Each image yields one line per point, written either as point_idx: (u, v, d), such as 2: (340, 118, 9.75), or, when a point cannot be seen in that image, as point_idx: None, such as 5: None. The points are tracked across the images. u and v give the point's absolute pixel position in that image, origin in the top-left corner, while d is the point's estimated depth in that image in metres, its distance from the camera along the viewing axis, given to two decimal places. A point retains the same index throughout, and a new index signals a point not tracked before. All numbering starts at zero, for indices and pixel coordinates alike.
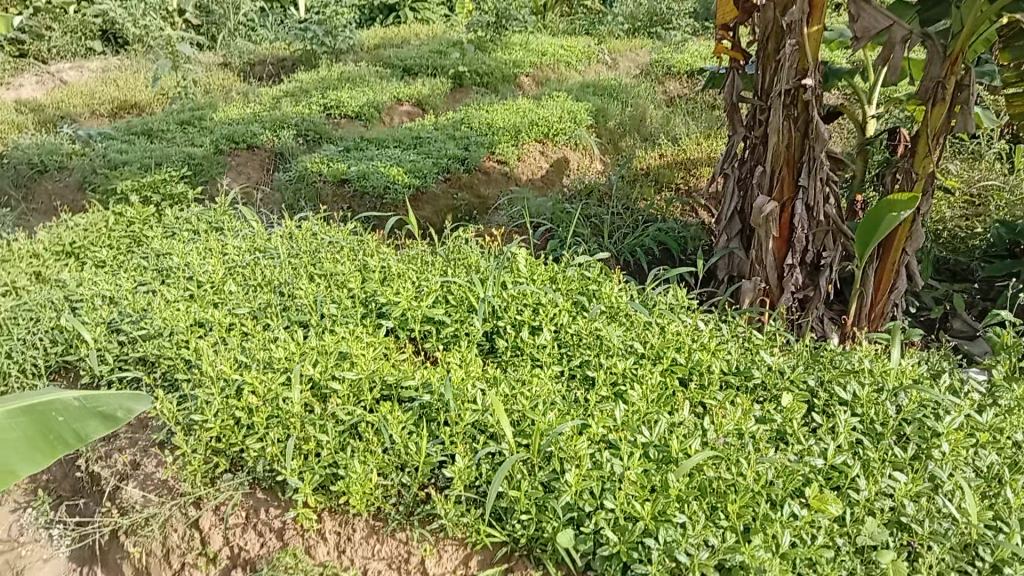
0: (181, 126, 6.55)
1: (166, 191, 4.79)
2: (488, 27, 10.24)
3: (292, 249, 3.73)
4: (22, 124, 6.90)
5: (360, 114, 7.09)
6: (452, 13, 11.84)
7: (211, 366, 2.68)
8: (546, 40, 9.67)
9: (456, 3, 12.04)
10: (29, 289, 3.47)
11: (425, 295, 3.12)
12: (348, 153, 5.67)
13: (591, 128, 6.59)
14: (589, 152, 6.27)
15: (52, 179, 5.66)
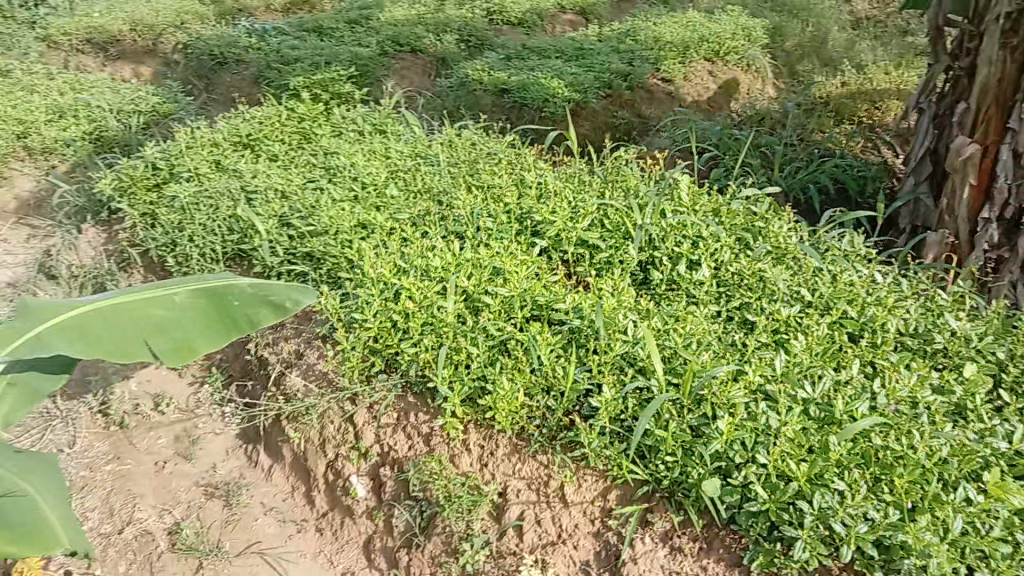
0: (349, 25, 6.65)
1: (334, 90, 4.89)
2: None
3: (452, 157, 3.74)
4: (205, 15, 7.27)
5: (523, 21, 6.97)
6: None
7: (372, 268, 2.77)
8: None
9: None
10: (210, 176, 3.69)
11: (581, 216, 3.04)
12: (510, 62, 5.58)
13: (766, 49, 6.13)
14: (761, 75, 5.84)
15: (232, 71, 5.96)
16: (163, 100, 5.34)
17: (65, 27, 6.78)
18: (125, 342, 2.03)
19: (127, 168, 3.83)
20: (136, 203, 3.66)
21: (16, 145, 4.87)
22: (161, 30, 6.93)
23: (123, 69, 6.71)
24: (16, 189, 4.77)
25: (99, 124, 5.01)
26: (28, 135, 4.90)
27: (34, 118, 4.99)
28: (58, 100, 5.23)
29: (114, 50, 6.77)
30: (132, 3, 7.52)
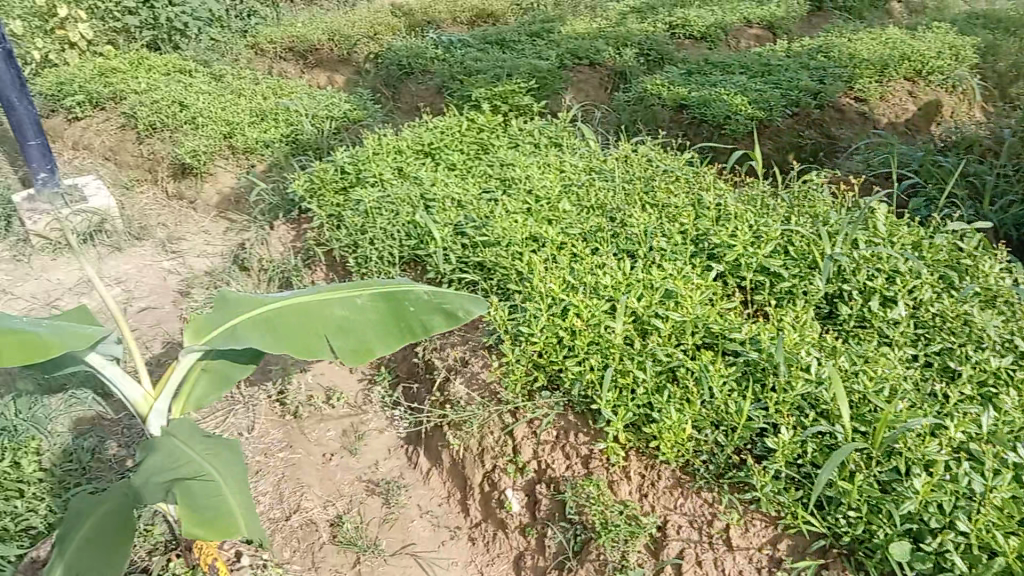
0: (531, 37, 7.04)
1: (513, 101, 4.98)
2: None
3: (627, 172, 3.65)
4: (396, 27, 7.80)
5: (706, 35, 7.27)
6: None
7: (542, 282, 2.75)
8: None
9: None
10: (392, 182, 3.86)
11: (763, 243, 2.85)
12: (691, 77, 5.50)
13: (976, 68, 5.62)
14: (966, 98, 5.40)
15: (417, 81, 6.39)
16: (353, 106, 5.71)
17: (272, 36, 7.59)
18: (309, 338, 2.13)
19: (319, 170, 4.07)
20: (324, 204, 3.88)
21: (224, 144, 5.35)
22: (356, 41, 7.48)
23: (320, 77, 7.28)
24: (220, 186, 5.26)
25: (296, 128, 5.41)
26: (234, 136, 5.38)
27: (241, 120, 5.51)
28: (263, 105, 5.74)
29: (313, 58, 7.40)
30: (333, 16, 8.16)
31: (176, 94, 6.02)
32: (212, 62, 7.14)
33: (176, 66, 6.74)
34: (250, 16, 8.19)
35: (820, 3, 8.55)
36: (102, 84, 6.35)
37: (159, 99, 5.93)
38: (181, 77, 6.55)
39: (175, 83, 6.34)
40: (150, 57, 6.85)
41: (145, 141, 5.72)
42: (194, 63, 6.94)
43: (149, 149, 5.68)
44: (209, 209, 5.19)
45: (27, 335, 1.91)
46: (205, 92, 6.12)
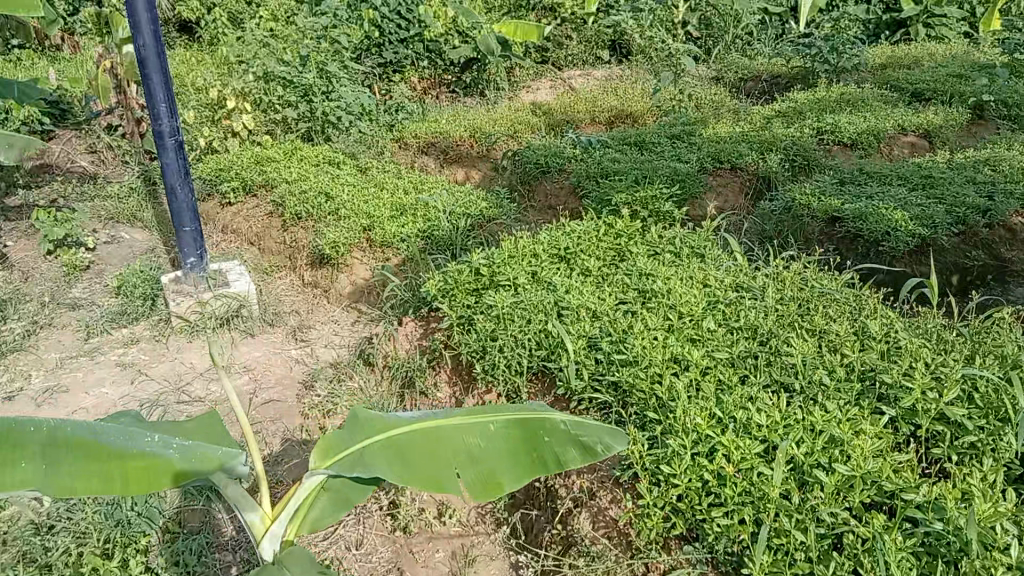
0: (671, 139, 7.07)
1: (653, 208, 4.85)
2: (1012, 65, 9.28)
3: (777, 290, 3.37)
4: (536, 125, 8.05)
5: (857, 141, 6.99)
6: (974, 35, 11.15)
7: (686, 414, 2.50)
8: None
9: (984, 23, 11.02)
10: (527, 288, 3.77)
11: (944, 384, 2.44)
12: (844, 188, 5.23)
13: None
14: None
15: (553, 179, 6.54)
16: (489, 205, 5.77)
17: (417, 130, 7.96)
18: (438, 469, 2.03)
19: (453, 271, 4.03)
20: (455, 304, 3.82)
21: (363, 236, 5.49)
22: (496, 139, 7.71)
23: (459, 172, 7.50)
24: (354, 276, 5.36)
25: (433, 223, 5.48)
26: (372, 229, 5.52)
27: (380, 214, 5.66)
28: (403, 200, 5.89)
29: (453, 154, 7.67)
30: (476, 114, 8.46)
31: (322, 185, 6.31)
32: (360, 155, 7.52)
33: (325, 157, 7.11)
34: (398, 111, 8.70)
35: (982, 112, 8.14)
36: (258, 171, 6.79)
37: (307, 189, 6.22)
38: (330, 168, 6.89)
39: (324, 175, 6.68)
40: (303, 148, 7.27)
41: (290, 230, 5.99)
42: (343, 155, 7.30)
43: (292, 237, 5.94)
44: (342, 299, 5.31)
45: (152, 458, 1.89)
46: (350, 183, 6.39)
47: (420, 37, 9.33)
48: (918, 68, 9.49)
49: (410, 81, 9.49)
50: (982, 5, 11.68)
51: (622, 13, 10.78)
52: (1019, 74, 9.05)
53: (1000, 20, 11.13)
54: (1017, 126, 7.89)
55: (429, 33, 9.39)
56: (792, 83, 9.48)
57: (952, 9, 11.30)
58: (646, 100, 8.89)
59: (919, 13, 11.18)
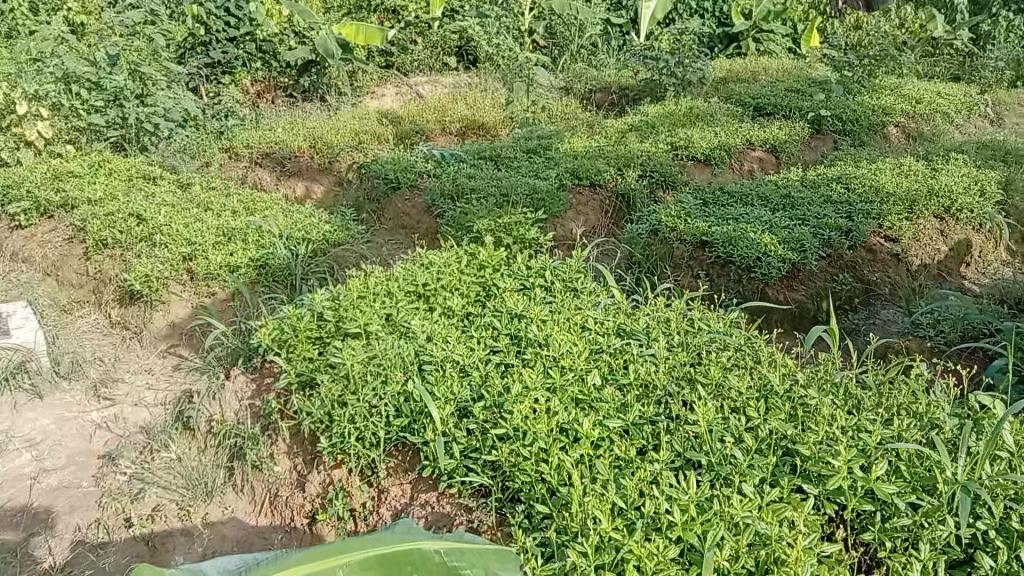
0: (528, 154, 6.72)
1: (518, 234, 4.38)
2: (839, 82, 9.76)
3: (664, 334, 3.03)
4: (383, 136, 7.47)
5: (711, 156, 6.95)
6: (797, 51, 11.72)
7: (583, 509, 2.08)
8: (903, 99, 9.38)
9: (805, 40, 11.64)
10: (380, 336, 3.22)
11: (867, 459, 2.18)
12: (708, 207, 5.08)
13: (997, 206, 5.41)
14: (995, 235, 5.33)
15: (404, 196, 6.02)
16: (334, 228, 5.15)
17: (248, 139, 7.13)
18: None
19: (291, 316, 3.39)
20: (294, 358, 3.20)
21: (181, 267, 4.69)
22: (339, 150, 7.04)
23: (298, 187, 6.78)
24: (172, 315, 4.56)
25: (267, 251, 4.77)
26: (194, 258, 4.73)
27: (202, 241, 4.85)
28: (232, 222, 5.12)
29: (291, 166, 6.92)
30: (316, 121, 7.74)
31: (133, 204, 5.39)
32: (182, 168, 6.61)
33: (140, 171, 6.15)
34: (228, 118, 7.83)
35: (819, 126, 8.45)
36: (53, 189, 5.71)
37: (113, 210, 5.29)
38: (145, 184, 5.96)
39: (137, 192, 5.76)
40: (112, 159, 6.27)
41: (92, 259, 5.04)
42: (161, 168, 6.37)
43: (95, 267, 5.00)
44: (156, 343, 4.48)
45: None
46: (169, 203, 5.53)
47: (251, 35, 8.48)
48: (756, 83, 9.76)
49: (241, 84, 8.60)
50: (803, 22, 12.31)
51: (468, 18, 10.33)
52: (850, 91, 9.55)
53: (818, 38, 11.79)
54: (849, 141, 8.23)
55: (261, 33, 8.53)
56: (640, 95, 9.45)
57: (779, 25, 11.81)
58: (498, 110, 8.53)
59: (749, 29, 11.61)
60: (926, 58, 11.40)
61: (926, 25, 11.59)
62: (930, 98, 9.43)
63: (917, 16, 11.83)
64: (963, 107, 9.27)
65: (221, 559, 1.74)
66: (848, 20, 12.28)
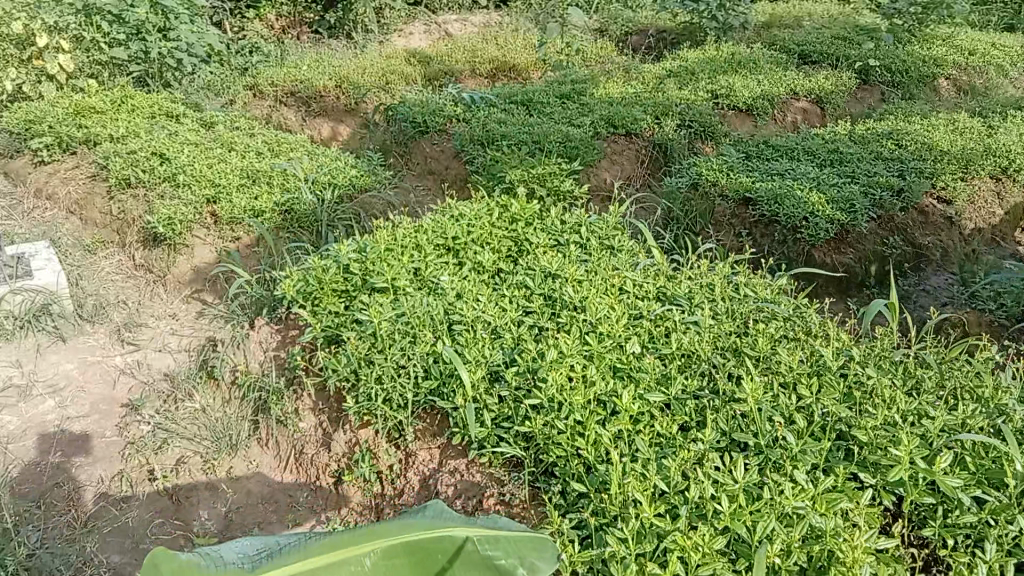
0: (561, 100, 6.46)
1: (552, 186, 4.23)
2: (889, 29, 9.26)
3: (708, 300, 2.87)
4: (412, 77, 7.23)
5: (753, 106, 6.63)
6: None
7: (623, 490, 1.96)
8: (956, 50, 8.89)
9: None
10: (408, 292, 3.07)
11: (930, 449, 2.03)
12: (752, 162, 4.84)
13: None
14: None
15: (432, 141, 5.82)
16: (359, 173, 4.99)
17: (274, 77, 6.92)
18: None
19: (316, 268, 3.25)
20: (319, 310, 3.06)
21: (205, 210, 4.57)
22: (366, 90, 6.80)
23: (323, 128, 6.57)
24: (196, 260, 4.45)
25: (291, 196, 4.63)
26: (218, 201, 4.60)
27: (227, 184, 4.70)
28: (256, 164, 4.96)
29: (316, 106, 6.71)
30: (341, 59, 7.49)
31: (156, 143, 5.25)
32: (206, 106, 6.44)
33: (164, 108, 5.99)
34: (252, 53, 7.62)
35: (866, 77, 8.05)
36: (75, 125, 5.57)
37: (136, 149, 5.15)
38: (168, 122, 5.80)
39: (161, 129, 5.60)
40: (135, 95, 6.11)
41: (115, 198, 4.92)
42: (185, 106, 6.21)
43: (118, 207, 4.89)
44: (181, 287, 4.39)
45: None
46: (192, 142, 5.37)
47: None
48: (801, 29, 9.30)
49: (266, 19, 8.34)
50: None
51: None
52: (900, 40, 9.07)
53: None
54: (898, 94, 7.82)
55: None
56: (679, 38, 9.04)
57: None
58: (530, 51, 8.21)
59: None
60: (981, 5, 10.80)
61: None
62: (985, 49, 8.93)
63: None
64: (1020, 59, 8.78)
65: (241, 542, 1.68)
66: None
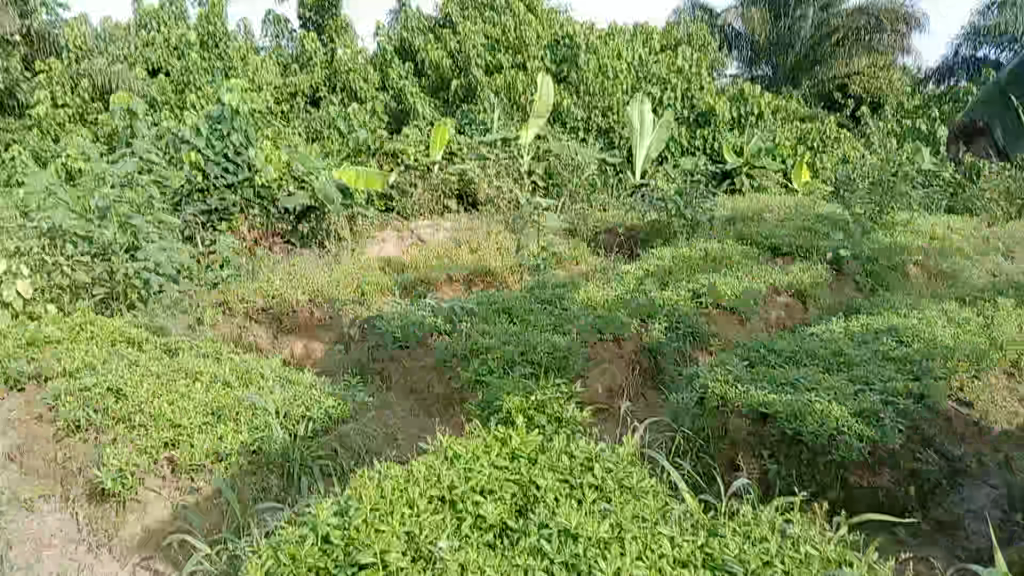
0: (542, 305, 6.25)
1: (553, 412, 3.87)
2: (849, 216, 9.47)
3: (761, 568, 2.44)
4: (388, 287, 7.04)
5: (737, 304, 6.47)
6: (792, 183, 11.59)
7: None
8: (918, 235, 9.07)
9: (799, 174, 11.54)
10: (402, 571, 2.54)
11: None
12: (757, 369, 4.56)
13: None
14: None
15: (411, 357, 5.53)
16: (335, 400, 4.62)
17: (244, 292, 6.70)
18: None
19: (291, 542, 2.70)
20: None
21: (162, 458, 4.12)
22: (341, 305, 6.50)
23: (296, 346, 6.12)
24: (149, 518, 3.88)
25: (262, 433, 4.22)
26: (178, 444, 4.16)
27: (189, 422, 4.28)
28: (220, 398, 4.51)
29: (289, 322, 6.38)
30: (314, 271, 7.30)
31: (116, 376, 4.80)
32: (171, 329, 6.00)
33: (125, 333, 5.61)
34: (223, 267, 7.43)
35: (840, 266, 8.06)
36: (26, 359, 5.11)
37: (92, 384, 4.69)
38: (129, 349, 5.39)
39: (118, 359, 5.17)
40: (95, 321, 5.74)
41: (63, 442, 4.41)
42: (147, 329, 5.85)
43: (66, 454, 4.30)
44: (128, 552, 3.70)
45: None
46: (152, 373, 4.93)
47: (249, 181, 8.27)
48: (765, 221, 9.51)
49: (238, 232, 8.26)
50: (795, 157, 12.20)
51: (468, 162, 10.19)
52: (866, 226, 9.21)
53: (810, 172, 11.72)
54: (873, 283, 7.80)
55: (260, 178, 8.28)
56: (648, 236, 9.06)
57: (772, 162, 11.68)
58: (507, 254, 8.13)
59: (743, 166, 11.43)
60: (924, 187, 11.27)
61: (920, 161, 11.56)
62: (945, 234, 9.14)
63: (907, 150, 11.86)
64: (980, 244, 8.98)
65: None
66: (835, 155, 12.33)
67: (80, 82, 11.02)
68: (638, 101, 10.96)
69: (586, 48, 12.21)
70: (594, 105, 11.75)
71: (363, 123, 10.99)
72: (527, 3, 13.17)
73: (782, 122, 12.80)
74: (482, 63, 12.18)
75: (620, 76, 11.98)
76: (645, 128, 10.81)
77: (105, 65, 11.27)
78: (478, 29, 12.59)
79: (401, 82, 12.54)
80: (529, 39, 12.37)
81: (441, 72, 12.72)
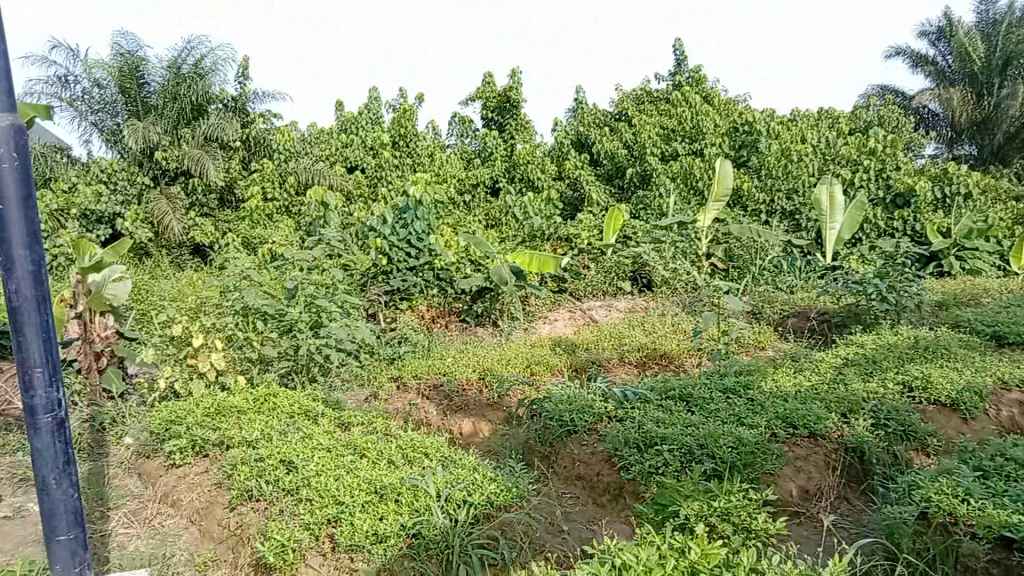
0: (724, 394, 5.70)
1: (740, 520, 3.40)
2: None
3: None
4: (558, 368, 6.80)
5: (959, 400, 5.55)
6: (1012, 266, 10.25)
7: None
8: None
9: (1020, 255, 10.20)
10: None
11: None
12: (995, 480, 3.78)
13: None
14: None
15: (580, 442, 5.13)
16: (499, 485, 4.36)
17: (417, 369, 6.75)
18: None
19: None
20: None
21: (323, 536, 4.01)
22: (510, 385, 6.31)
23: (463, 423, 5.88)
24: None
25: (422, 517, 4.01)
26: (339, 521, 4.04)
27: (350, 500, 4.17)
28: (384, 477, 4.41)
29: (458, 400, 6.20)
30: (485, 350, 7.23)
31: (287, 449, 4.85)
32: (346, 402, 6.13)
33: (302, 406, 5.74)
34: (401, 343, 7.56)
35: None
36: (213, 428, 5.30)
37: (264, 455, 4.76)
38: (305, 423, 5.46)
39: (294, 431, 5.25)
40: (278, 393, 5.92)
41: (235, 510, 4.44)
42: (324, 402, 5.95)
43: (236, 521, 4.35)
44: None
45: None
46: (323, 447, 4.94)
47: (429, 264, 8.45)
48: (984, 307, 8.37)
49: (417, 310, 8.36)
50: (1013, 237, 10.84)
51: (643, 245, 9.92)
52: None
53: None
54: None
55: (439, 261, 8.41)
56: (843, 321, 8.06)
57: (986, 243, 10.43)
58: (685, 339, 7.66)
59: (949, 247, 10.32)
60: None
61: None
62: None
63: None
64: None
65: None
66: None
67: (288, 177, 12.04)
68: (827, 181, 10.23)
69: (768, 133, 11.69)
70: (777, 188, 11.00)
71: (540, 207, 11.09)
72: (704, 92, 12.96)
73: (998, 201, 11.48)
74: (658, 148, 12.00)
75: (803, 159, 11.20)
76: (837, 207, 9.99)
77: (309, 162, 12.30)
78: (654, 117, 12.51)
79: (578, 171, 12.72)
80: (707, 125, 12.02)
81: (616, 161, 12.70)
